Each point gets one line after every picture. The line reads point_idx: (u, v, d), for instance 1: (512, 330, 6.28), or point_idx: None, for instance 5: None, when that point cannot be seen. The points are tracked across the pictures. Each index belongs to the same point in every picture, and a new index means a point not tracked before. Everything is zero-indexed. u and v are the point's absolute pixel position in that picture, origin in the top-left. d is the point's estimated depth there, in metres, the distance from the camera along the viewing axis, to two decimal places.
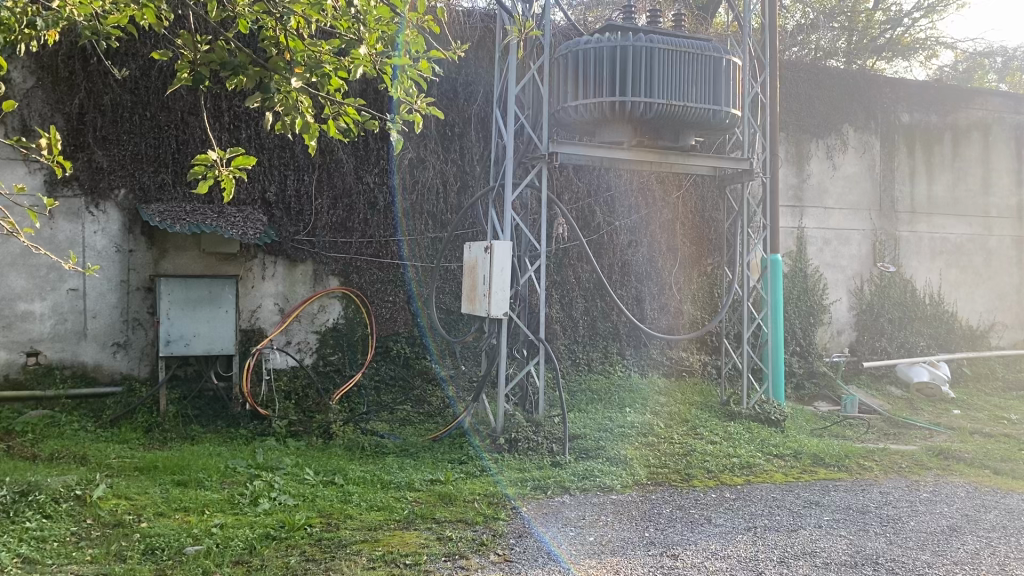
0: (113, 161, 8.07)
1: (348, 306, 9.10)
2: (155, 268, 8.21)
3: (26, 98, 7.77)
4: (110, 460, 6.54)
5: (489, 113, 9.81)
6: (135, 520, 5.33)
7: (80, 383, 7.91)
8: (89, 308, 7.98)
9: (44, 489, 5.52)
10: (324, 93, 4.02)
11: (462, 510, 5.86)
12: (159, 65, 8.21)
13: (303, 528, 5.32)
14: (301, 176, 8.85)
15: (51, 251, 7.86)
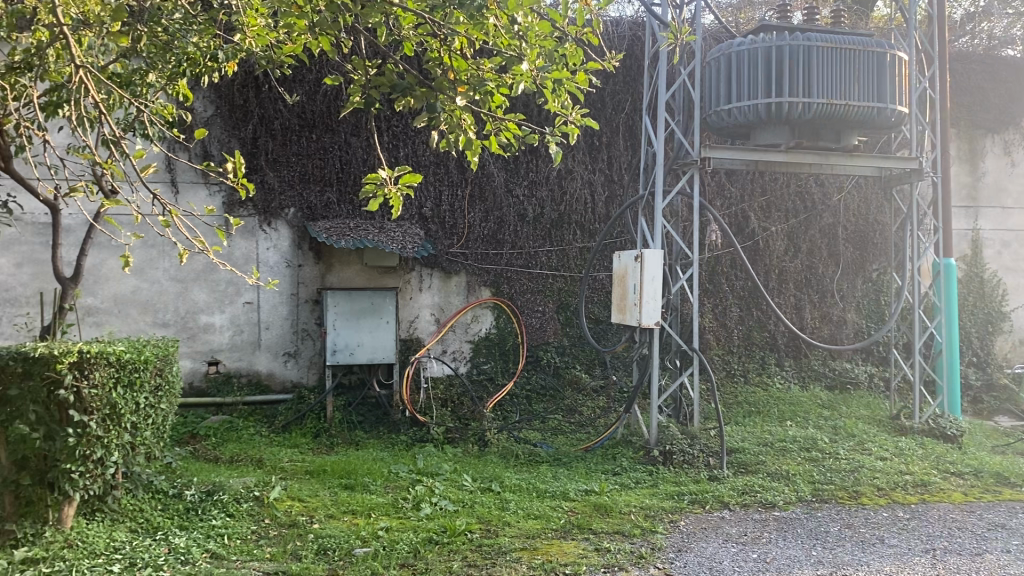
0: (283, 181, 8.57)
1: (500, 316, 9.22)
2: (322, 282, 8.66)
3: (207, 126, 8.39)
4: (283, 464, 6.92)
5: (637, 120, 9.76)
6: (308, 522, 5.61)
7: (255, 391, 8.44)
8: (263, 320, 8.50)
9: (228, 490, 5.91)
10: (486, 109, 4.11)
11: (619, 521, 5.81)
12: (324, 89, 8.67)
13: (464, 534, 5.44)
14: (455, 191, 9.10)
15: (233, 266, 8.47)
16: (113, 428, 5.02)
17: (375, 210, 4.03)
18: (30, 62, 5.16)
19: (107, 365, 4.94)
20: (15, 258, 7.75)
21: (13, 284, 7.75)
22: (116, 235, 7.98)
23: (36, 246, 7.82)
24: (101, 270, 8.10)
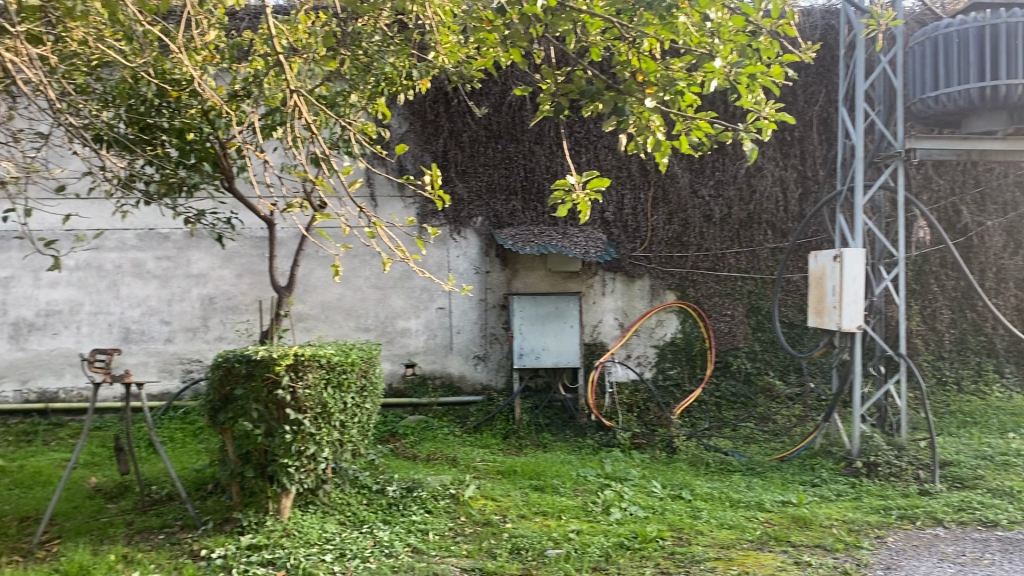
0: (471, 191, 8.87)
1: (685, 320, 9.06)
2: (508, 287, 8.87)
3: (401, 141, 8.83)
4: (476, 464, 7.14)
5: (832, 112, 9.29)
6: (502, 521, 5.75)
7: (448, 392, 8.76)
8: (454, 324, 8.82)
9: (426, 487, 6.18)
10: (676, 110, 4.06)
11: (820, 535, 5.54)
12: (509, 100, 8.88)
13: (655, 540, 5.38)
14: (639, 194, 9.04)
15: (433, 273, 8.83)
16: (324, 426, 5.35)
17: (565, 216, 4.06)
18: (251, 90, 5.67)
19: (318, 367, 5.28)
20: (236, 269, 8.49)
21: (235, 293, 8.49)
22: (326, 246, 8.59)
23: (254, 258, 8.54)
24: (310, 279, 8.68)
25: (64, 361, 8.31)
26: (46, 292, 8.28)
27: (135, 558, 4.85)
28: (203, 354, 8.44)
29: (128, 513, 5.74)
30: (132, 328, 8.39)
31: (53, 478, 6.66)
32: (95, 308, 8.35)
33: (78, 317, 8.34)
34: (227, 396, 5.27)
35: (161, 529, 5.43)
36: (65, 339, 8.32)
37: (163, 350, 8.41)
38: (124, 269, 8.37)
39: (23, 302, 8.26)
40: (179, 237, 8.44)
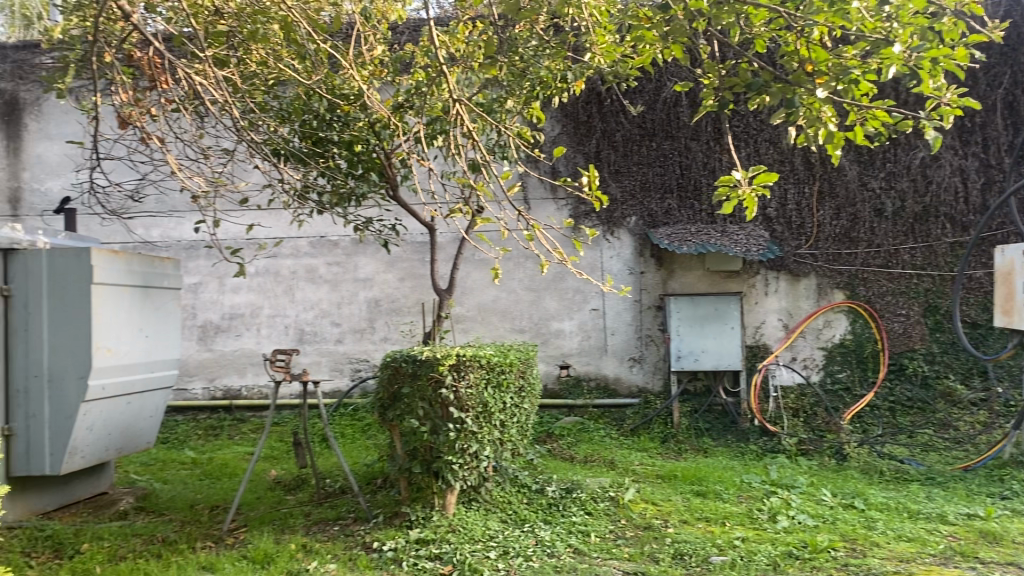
0: (626, 191, 8.81)
1: (855, 321, 8.60)
2: (664, 288, 8.74)
3: (554, 143, 8.89)
4: (635, 467, 7.07)
5: (1018, 95, 8.61)
6: (663, 525, 5.67)
7: (605, 394, 8.73)
8: (609, 326, 8.78)
9: (585, 488, 6.19)
10: (850, 98, 3.89)
11: (1013, 552, 5.12)
12: (664, 97, 8.76)
13: (827, 551, 5.14)
14: (802, 188, 8.71)
15: (592, 275, 8.82)
16: (485, 425, 5.46)
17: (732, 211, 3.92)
18: (413, 100, 5.87)
19: (479, 367, 5.40)
20: (399, 273, 8.83)
21: (398, 296, 8.82)
22: (486, 249, 8.76)
23: (415, 262, 8.84)
24: (468, 281, 8.91)
25: (246, 360, 8.91)
26: (230, 297, 8.92)
27: (313, 548, 5.13)
28: (370, 354, 8.81)
29: (306, 505, 6.08)
30: (306, 329, 8.88)
31: (237, 470, 7.16)
32: (273, 311, 8.90)
33: (258, 320, 8.91)
34: (395, 394, 5.45)
35: (336, 520, 5.72)
36: (247, 340, 8.92)
37: (333, 351, 8.85)
38: (298, 274, 8.88)
39: (210, 306, 8.93)
40: (347, 243, 8.87)
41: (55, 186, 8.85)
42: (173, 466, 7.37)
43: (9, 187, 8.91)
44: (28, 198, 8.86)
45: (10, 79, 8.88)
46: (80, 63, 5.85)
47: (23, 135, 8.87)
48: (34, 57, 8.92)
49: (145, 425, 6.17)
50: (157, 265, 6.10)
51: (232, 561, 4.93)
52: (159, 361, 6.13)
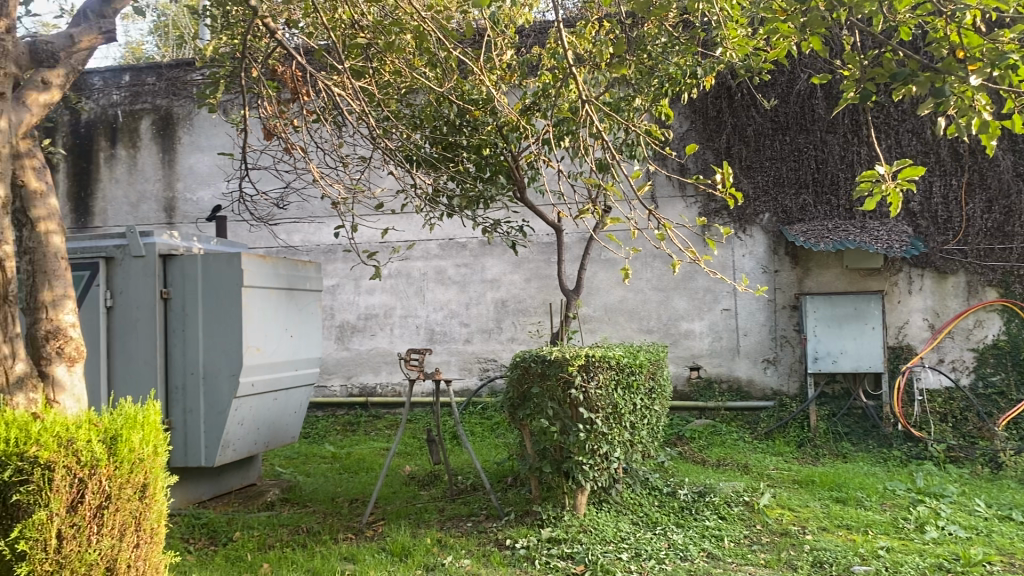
0: (757, 187, 8.58)
1: (1010, 321, 8.04)
2: (800, 286, 8.46)
3: (682, 139, 8.76)
4: (770, 472, 6.88)
5: None
6: (801, 532, 5.49)
7: (737, 397, 8.53)
8: (741, 326, 8.58)
9: (718, 492, 6.08)
10: (1007, 84, 3.66)
11: None
12: (798, 89, 8.49)
13: (982, 565, 4.83)
14: (949, 180, 8.25)
15: (726, 275, 8.62)
16: (615, 426, 5.46)
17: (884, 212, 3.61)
18: (540, 103, 5.92)
19: (609, 368, 5.39)
20: (526, 274, 8.92)
21: (525, 296, 8.91)
22: (614, 248, 8.73)
23: (542, 263, 8.91)
24: (595, 281, 8.90)
25: (380, 359, 9.22)
26: (365, 298, 9.25)
27: (448, 543, 5.25)
28: (498, 353, 8.94)
29: (439, 500, 6.23)
30: (436, 329, 9.10)
31: (373, 465, 7.42)
32: (405, 312, 9.17)
33: (391, 320, 9.20)
34: (525, 394, 5.51)
35: (469, 516, 5.84)
36: (381, 339, 9.23)
37: (463, 350, 9.03)
38: (429, 276, 9.12)
39: (347, 307, 9.29)
40: (475, 245, 9.03)
41: (206, 195, 9.42)
42: (315, 460, 7.72)
43: (165, 197, 9.53)
44: (182, 207, 9.47)
45: (165, 96, 9.52)
46: (229, 79, 6.21)
47: (177, 147, 9.49)
48: (186, 75, 9.53)
49: (290, 420, 6.49)
50: (300, 268, 6.40)
51: (372, 553, 5.11)
52: (302, 359, 6.44)
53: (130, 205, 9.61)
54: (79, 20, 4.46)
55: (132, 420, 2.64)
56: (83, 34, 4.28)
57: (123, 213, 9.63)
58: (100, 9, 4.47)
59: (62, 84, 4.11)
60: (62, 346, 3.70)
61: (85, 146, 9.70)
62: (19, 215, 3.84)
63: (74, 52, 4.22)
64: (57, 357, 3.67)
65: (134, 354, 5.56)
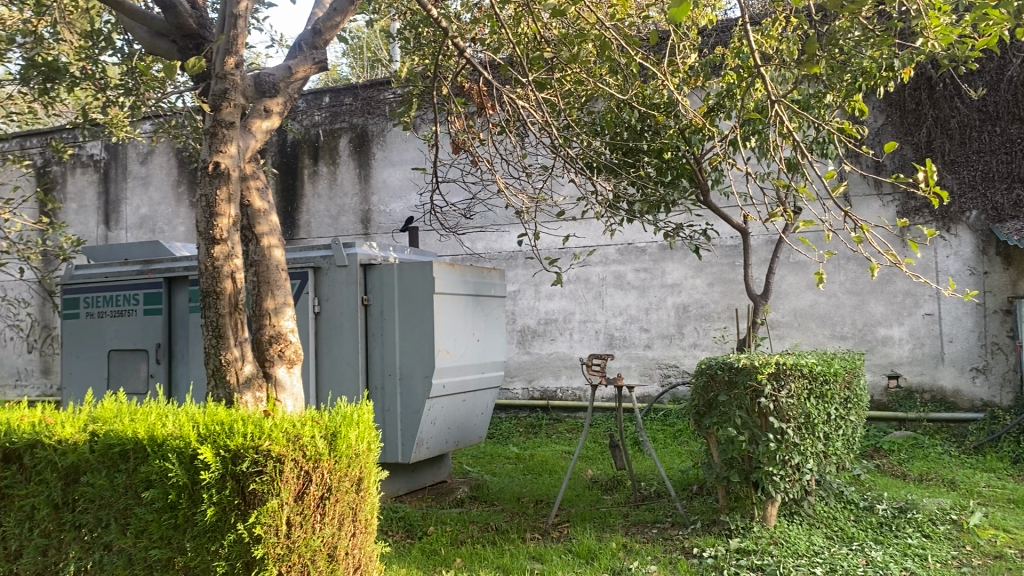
0: (963, 183, 8.00)
1: None
2: (1013, 289, 7.82)
3: (877, 134, 8.28)
4: (981, 489, 6.38)
5: None
6: (1018, 556, 5.06)
7: (941, 408, 7.97)
8: (946, 332, 8.02)
9: (922, 509, 5.74)
10: None
11: None
12: (1010, 76, 7.87)
13: None
14: None
15: (929, 277, 8.05)
16: (808, 437, 5.29)
17: None
18: (723, 103, 5.86)
19: (801, 377, 5.25)
20: (709, 278, 8.76)
21: (708, 301, 8.75)
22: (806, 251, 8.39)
23: (725, 266, 8.72)
24: (783, 285, 8.60)
25: (561, 363, 9.36)
26: (545, 303, 9.42)
27: (633, 549, 5.26)
28: (679, 360, 8.84)
29: (623, 505, 6.26)
30: (616, 334, 9.12)
31: (556, 467, 7.56)
32: (585, 317, 9.25)
33: (571, 325, 9.31)
34: (712, 401, 5.42)
35: (654, 523, 5.83)
36: (561, 344, 9.35)
37: (644, 355, 9.00)
38: (608, 281, 9.17)
39: (528, 312, 9.50)
40: (655, 250, 8.99)
41: (397, 207, 9.95)
42: (500, 460, 7.97)
43: (361, 210, 10.15)
44: (376, 218, 10.04)
45: (361, 114, 10.17)
46: (421, 96, 6.54)
47: (372, 163, 10.09)
48: (379, 94, 10.13)
49: (478, 421, 6.74)
50: (486, 275, 6.64)
51: (559, 554, 5.21)
52: (488, 362, 6.67)
53: (330, 217, 10.31)
54: (295, 51, 4.86)
55: (349, 419, 2.86)
56: (299, 65, 4.66)
57: (324, 225, 10.35)
58: (312, 41, 4.84)
59: (281, 111, 4.51)
60: (282, 349, 4.07)
61: (291, 164, 10.51)
62: (246, 231, 4.25)
63: (291, 81, 4.62)
64: (278, 359, 4.05)
65: (338, 357, 5.99)
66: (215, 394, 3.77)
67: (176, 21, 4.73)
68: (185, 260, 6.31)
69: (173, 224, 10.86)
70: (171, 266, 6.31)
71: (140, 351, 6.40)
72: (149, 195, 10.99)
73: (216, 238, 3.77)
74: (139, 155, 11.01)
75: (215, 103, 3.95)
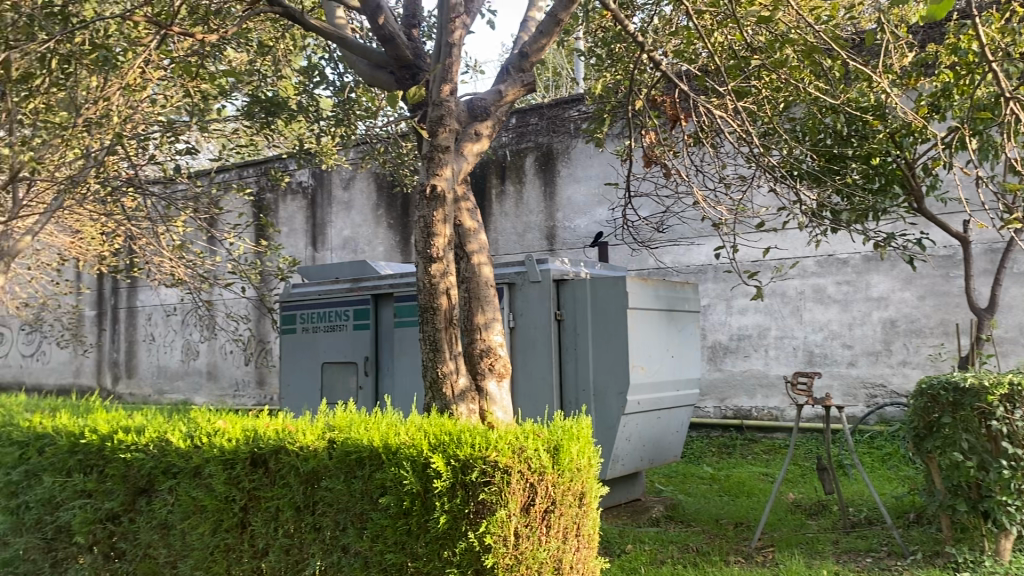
0: None
1: None
2: None
3: None
4: None
5: None
6: None
7: None
8: None
9: None
10: None
11: None
12: None
13: None
14: None
15: None
16: None
17: None
18: (940, 101, 5.47)
19: None
20: (920, 291, 8.20)
21: (919, 316, 8.18)
22: None
23: (938, 278, 8.12)
24: (1007, 298, 7.89)
25: (755, 381, 9.03)
26: (737, 318, 9.14)
27: None
28: (887, 378, 8.30)
29: (831, 532, 5.93)
30: (816, 351, 8.70)
31: (755, 489, 7.29)
32: (781, 333, 8.89)
33: (767, 341, 8.97)
34: (933, 424, 5.02)
35: (868, 552, 5.47)
36: (755, 361, 9.03)
37: (847, 374, 8.53)
38: (806, 295, 8.78)
39: (720, 327, 9.26)
40: (858, 261, 8.53)
41: (583, 223, 10.00)
42: (694, 480, 7.78)
43: (548, 226, 10.29)
44: (562, 234, 10.14)
45: (546, 133, 10.34)
46: (614, 113, 6.57)
47: (557, 180, 10.22)
48: (564, 112, 10.25)
49: (673, 439, 6.63)
50: (680, 290, 6.54)
51: None
52: (684, 379, 6.56)
53: (517, 235, 10.53)
54: (502, 75, 5.02)
55: (570, 433, 2.96)
56: (508, 88, 4.81)
57: (511, 242, 10.58)
58: (519, 64, 4.99)
59: (491, 133, 4.68)
60: (493, 362, 4.19)
61: (481, 184, 10.85)
62: (458, 249, 4.42)
63: (501, 104, 4.78)
64: (489, 372, 4.18)
65: (534, 372, 6.08)
66: (433, 406, 3.94)
67: (394, 54, 5.00)
68: (389, 277, 6.62)
69: (372, 245, 11.49)
70: (377, 284, 6.65)
71: (348, 363, 6.79)
72: (351, 218, 11.68)
73: (433, 257, 3.96)
74: (342, 181, 11.74)
75: (433, 129, 4.15)
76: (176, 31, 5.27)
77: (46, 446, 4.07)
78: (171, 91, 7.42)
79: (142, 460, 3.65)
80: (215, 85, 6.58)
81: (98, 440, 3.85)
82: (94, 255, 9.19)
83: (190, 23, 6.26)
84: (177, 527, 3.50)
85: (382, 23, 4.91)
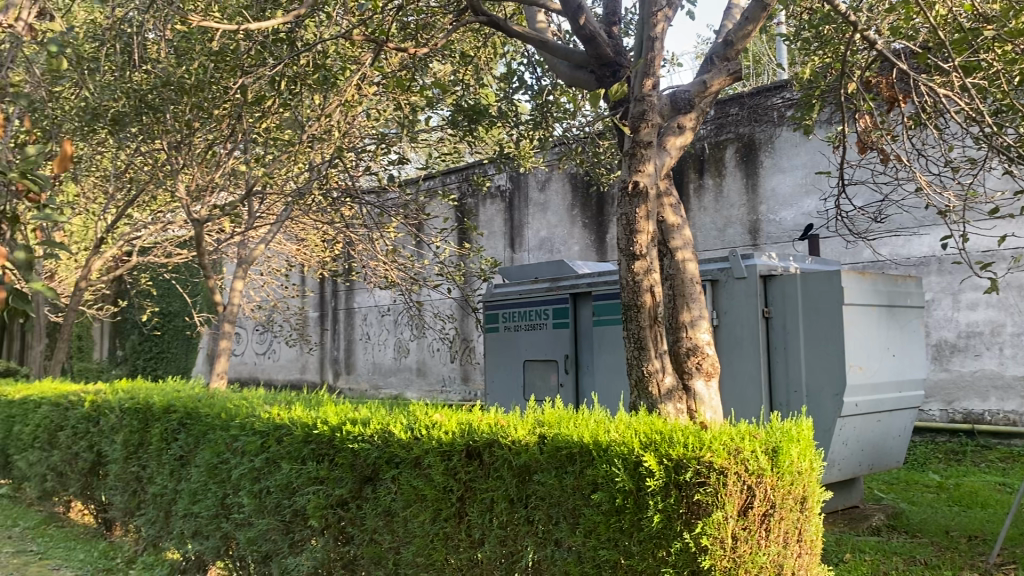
0: None
1: None
2: None
3: None
4: None
5: None
6: None
7: None
8: None
9: None
10: None
11: None
12: None
13: None
14: None
15: None
16: None
17: None
18: None
19: None
20: None
21: None
22: None
23: None
24: None
25: (988, 382, 8.25)
26: (966, 314, 8.39)
27: None
28: None
29: None
30: None
31: (991, 501, 6.65)
32: (1018, 329, 8.07)
33: (1001, 338, 8.17)
34: None
35: None
36: (988, 360, 8.25)
37: None
38: None
39: (945, 324, 8.55)
40: None
41: (788, 215, 9.56)
42: (919, 488, 7.24)
43: (750, 220, 9.93)
44: (766, 228, 9.75)
45: (747, 123, 9.99)
46: (823, 97, 6.25)
47: (760, 171, 9.85)
48: (767, 99, 9.84)
49: (895, 444, 6.21)
50: (901, 284, 6.11)
51: None
52: (907, 380, 6.13)
53: (717, 230, 10.27)
54: (705, 66, 4.91)
55: (789, 436, 2.92)
56: (713, 78, 4.70)
57: (711, 237, 10.33)
58: (724, 53, 4.85)
59: (694, 126, 4.60)
60: (700, 361, 4.12)
61: (680, 179, 10.67)
62: (662, 246, 4.37)
63: (706, 95, 4.68)
64: (696, 371, 4.11)
65: (741, 370, 5.89)
66: (640, 404, 3.93)
67: (595, 52, 5.04)
68: (588, 276, 6.67)
69: (569, 244, 11.61)
70: (576, 282, 6.72)
71: (550, 361, 6.89)
72: (548, 218, 11.87)
73: (636, 254, 3.95)
74: (539, 182, 11.95)
75: (636, 125, 4.13)
76: (391, 48, 5.59)
77: (284, 435, 4.45)
78: (383, 104, 7.87)
79: (368, 450, 3.91)
80: (423, 96, 6.93)
81: (328, 431, 4.16)
82: (317, 261, 9.93)
83: (401, 39, 6.56)
84: (400, 515, 3.71)
85: (582, 24, 4.98)
